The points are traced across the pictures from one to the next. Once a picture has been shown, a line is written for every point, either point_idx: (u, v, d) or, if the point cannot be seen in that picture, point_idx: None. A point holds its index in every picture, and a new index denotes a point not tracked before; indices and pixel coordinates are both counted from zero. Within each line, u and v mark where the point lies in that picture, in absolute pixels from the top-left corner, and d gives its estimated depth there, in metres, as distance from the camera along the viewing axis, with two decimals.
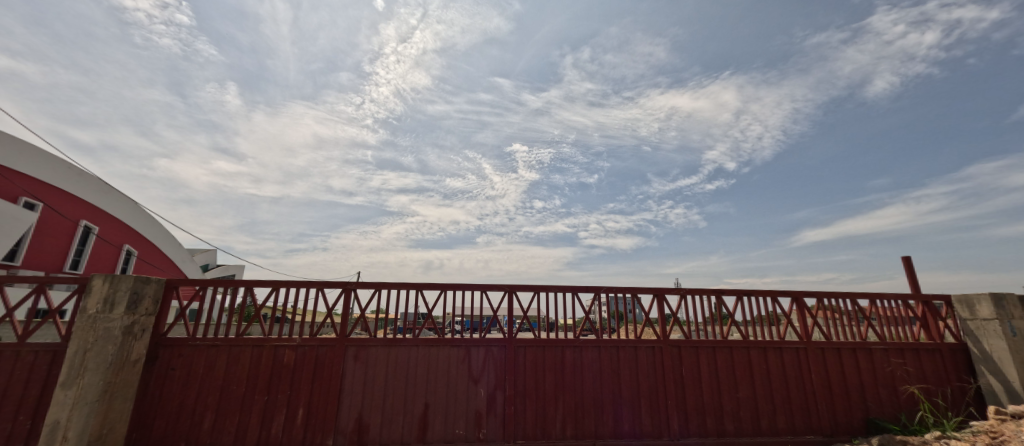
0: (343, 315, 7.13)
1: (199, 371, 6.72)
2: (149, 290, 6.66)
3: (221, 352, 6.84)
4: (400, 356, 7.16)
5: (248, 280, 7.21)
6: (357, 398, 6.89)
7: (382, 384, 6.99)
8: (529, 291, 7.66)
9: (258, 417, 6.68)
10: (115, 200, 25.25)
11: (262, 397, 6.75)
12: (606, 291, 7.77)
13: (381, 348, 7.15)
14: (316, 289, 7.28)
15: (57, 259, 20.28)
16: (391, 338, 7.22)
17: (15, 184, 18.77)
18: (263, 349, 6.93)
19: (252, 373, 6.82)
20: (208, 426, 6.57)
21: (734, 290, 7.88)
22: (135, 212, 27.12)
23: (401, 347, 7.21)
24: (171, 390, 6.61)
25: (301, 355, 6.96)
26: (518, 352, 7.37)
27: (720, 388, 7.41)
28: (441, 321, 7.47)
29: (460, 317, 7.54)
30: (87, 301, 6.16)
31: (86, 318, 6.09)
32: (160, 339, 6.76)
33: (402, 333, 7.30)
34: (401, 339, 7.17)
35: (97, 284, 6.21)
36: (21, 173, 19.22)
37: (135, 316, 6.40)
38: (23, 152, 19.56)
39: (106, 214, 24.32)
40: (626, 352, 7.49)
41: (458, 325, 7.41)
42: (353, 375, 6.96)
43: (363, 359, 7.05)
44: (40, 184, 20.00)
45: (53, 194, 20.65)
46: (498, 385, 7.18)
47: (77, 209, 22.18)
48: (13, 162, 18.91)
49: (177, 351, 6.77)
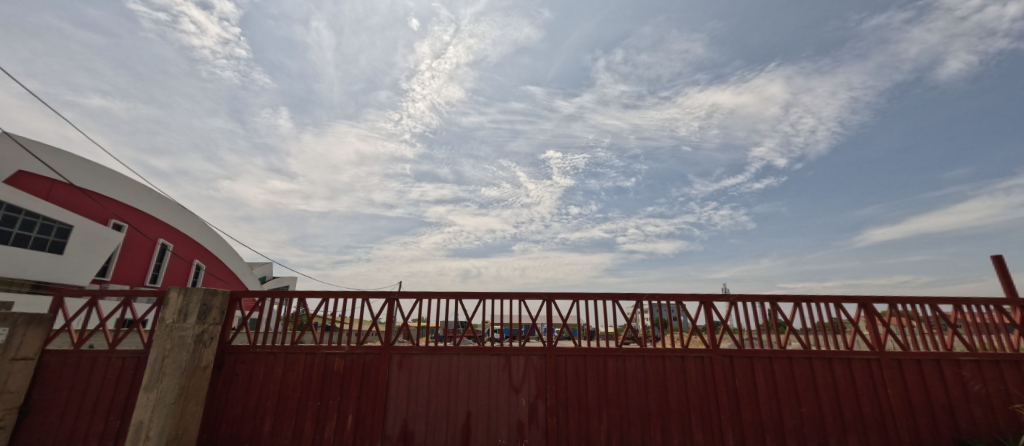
0: (387, 324, 7.39)
1: (260, 377, 7.21)
2: (216, 301, 7.25)
3: (277, 359, 7.29)
4: (442, 363, 7.32)
5: (301, 290, 7.65)
6: (402, 405, 7.10)
7: (425, 391, 7.17)
8: (567, 299, 7.60)
9: (312, 422, 7.04)
10: (189, 221, 27.89)
11: (316, 402, 7.11)
12: (648, 298, 7.55)
13: (424, 356, 7.33)
14: (362, 299, 7.61)
15: (139, 275, 22.58)
16: (433, 346, 7.39)
17: (105, 208, 21.26)
18: (315, 357, 7.32)
19: (306, 380, 7.22)
20: (268, 428, 7.01)
21: (791, 296, 7.38)
22: (205, 230, 29.78)
23: (442, 355, 7.35)
24: (234, 394, 7.14)
25: (349, 362, 7.29)
26: (559, 360, 7.31)
27: (780, 403, 6.95)
28: (480, 330, 7.51)
29: (499, 325, 7.58)
30: (165, 311, 6.79)
31: (163, 327, 6.71)
32: (225, 346, 7.35)
33: (443, 341, 7.41)
34: (442, 347, 7.33)
35: (173, 297, 6.83)
36: (110, 199, 21.74)
37: (204, 326, 6.96)
38: (111, 181, 22.11)
39: (180, 233, 26.83)
40: (674, 362, 7.21)
41: (497, 333, 7.45)
42: (398, 382, 7.19)
43: (407, 367, 7.27)
44: (126, 208, 22.56)
45: (137, 216, 23.18)
46: (539, 394, 7.14)
47: (158, 229, 24.77)
48: (103, 189, 21.44)
49: (240, 358, 7.30)
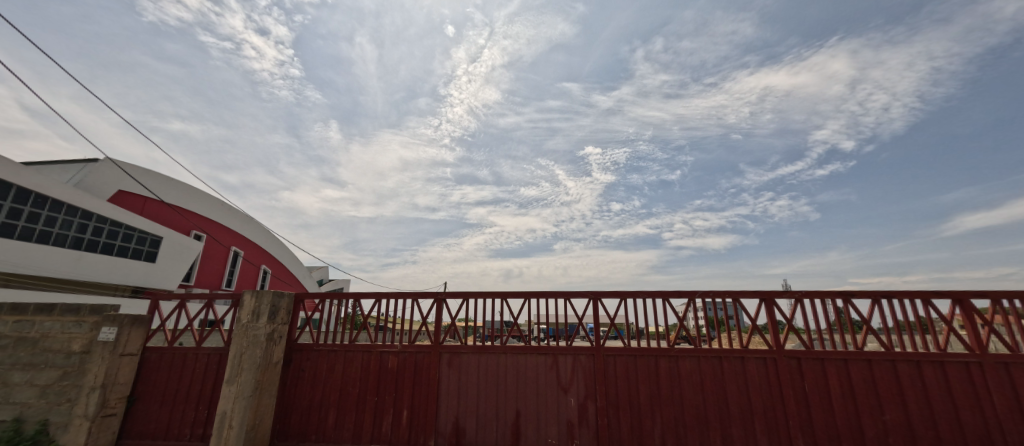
0: (435, 324, 7.63)
1: (323, 373, 7.71)
2: (283, 303, 7.84)
3: (338, 356, 7.77)
4: (490, 362, 7.44)
5: (356, 292, 8.09)
6: (453, 403, 7.30)
7: (475, 389, 7.32)
8: (615, 298, 7.44)
9: (371, 417, 7.42)
10: (258, 230, 30.48)
11: (373, 398, 7.49)
12: (702, 296, 7.21)
13: (472, 355, 7.49)
14: (412, 300, 7.90)
15: (213, 279, 25.00)
16: (481, 345, 7.55)
17: (188, 220, 23.96)
18: (371, 355, 7.71)
19: (363, 376, 7.63)
20: (331, 421, 7.48)
21: (866, 292, 6.75)
22: (271, 237, 32.37)
23: (490, 354, 7.48)
24: (301, 388, 7.70)
25: (403, 360, 7.61)
26: (608, 360, 7.17)
27: (857, 409, 6.38)
28: (526, 329, 7.59)
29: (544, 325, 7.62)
30: (241, 312, 7.43)
31: (240, 327, 7.35)
32: (291, 344, 7.93)
33: (490, 340, 7.54)
34: (489, 346, 7.46)
35: (246, 299, 7.46)
36: (192, 212, 24.42)
37: (274, 325, 7.55)
38: (194, 196, 24.78)
39: (250, 241, 29.38)
40: (733, 363, 6.83)
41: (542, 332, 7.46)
42: (448, 380, 7.40)
43: (457, 365, 7.47)
44: (205, 220, 25.28)
45: (214, 227, 25.88)
46: (589, 395, 7.06)
47: (233, 239, 27.44)
48: (187, 204, 24.14)
49: (305, 355, 7.85)
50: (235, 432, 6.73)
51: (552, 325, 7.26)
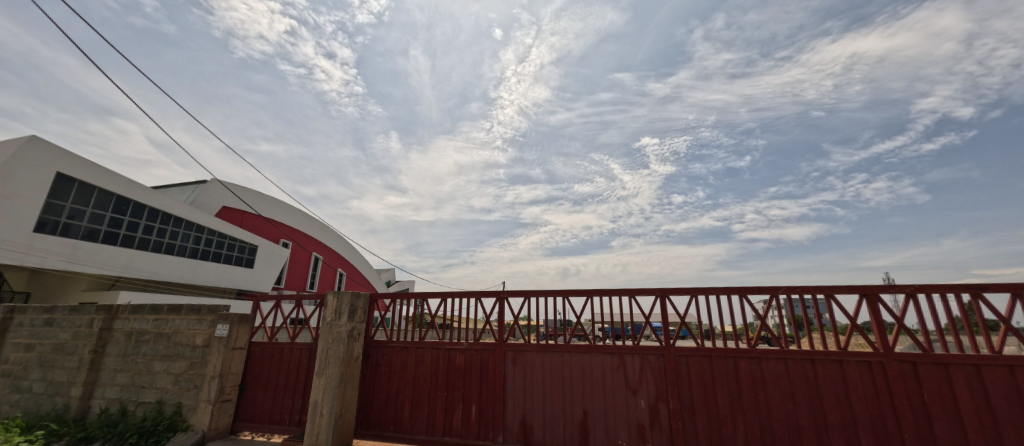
0: (499, 322, 7.76)
1: (397, 368, 8.19)
2: (360, 302, 8.44)
3: (410, 352, 8.20)
4: (554, 360, 7.40)
5: (422, 292, 8.46)
6: (520, 400, 7.36)
7: (540, 387, 7.32)
8: (684, 295, 7.03)
9: (442, 411, 7.72)
10: (334, 236, 33.42)
11: (443, 392, 7.80)
12: (787, 292, 6.53)
13: (536, 353, 7.51)
14: (476, 299, 8.09)
15: (298, 282, 28.64)
16: (544, 343, 7.54)
17: (277, 229, 27.93)
18: (440, 351, 8.03)
19: (434, 372, 7.97)
20: (406, 414, 7.91)
21: (1002, 285, 5.70)
22: (345, 242, 35.20)
23: (553, 352, 7.44)
24: (379, 382, 8.24)
25: (469, 357, 7.83)
26: (679, 361, 6.79)
27: (995, 424, 5.43)
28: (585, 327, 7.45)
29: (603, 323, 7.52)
30: (325, 311, 8.12)
31: (325, 324, 8.04)
32: (369, 341, 8.53)
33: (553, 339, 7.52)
34: (553, 344, 7.42)
35: (329, 299, 8.14)
36: (281, 223, 28.37)
37: (353, 323, 8.14)
38: (283, 208, 28.67)
39: (327, 247, 32.33)
40: (828, 367, 6.14)
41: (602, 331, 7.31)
42: (513, 378, 7.48)
43: (522, 363, 7.52)
44: (293, 229, 29.25)
45: (300, 235, 29.72)
46: (660, 396, 6.74)
47: (314, 245, 31.05)
48: (277, 215, 28.11)
49: (381, 351, 8.41)
50: (326, 420, 7.36)
51: (615, 324, 7.08)
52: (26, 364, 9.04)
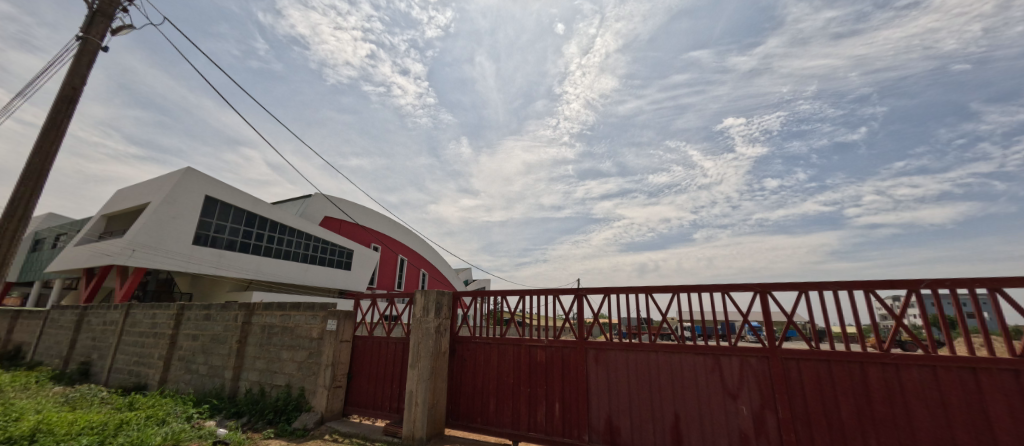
0: (579, 320, 7.62)
1: (481, 363, 8.50)
2: (444, 300, 8.87)
3: (492, 348, 8.45)
4: (640, 360, 7.07)
5: (500, 290, 8.60)
6: (605, 400, 7.17)
7: (626, 388, 7.05)
8: (793, 289, 6.05)
9: (526, 407, 7.83)
10: (417, 238, 35.83)
11: (526, 388, 7.90)
12: (932, 285, 5.36)
13: (619, 353, 7.26)
14: (554, 296, 8.02)
15: (388, 283, 31.41)
16: (628, 342, 7.24)
17: (368, 234, 30.72)
18: (521, 348, 8.15)
19: (516, 368, 8.11)
20: (492, 407, 8.16)
21: None
22: (426, 244, 37.53)
23: (638, 351, 7.11)
24: (465, 376, 8.62)
25: (550, 354, 7.84)
26: (789, 365, 6.07)
27: None
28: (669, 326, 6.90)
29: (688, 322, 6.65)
30: (415, 308, 8.70)
31: (415, 320, 8.62)
32: (454, 336, 8.94)
33: (637, 337, 7.18)
34: (638, 343, 7.09)
35: (418, 297, 8.69)
36: (371, 228, 31.10)
37: (440, 319, 8.60)
38: (373, 215, 31.42)
39: (411, 249, 34.79)
40: (996, 378, 5.02)
41: (689, 331, 6.72)
42: (597, 376, 7.32)
43: (605, 362, 7.32)
44: (383, 234, 31.97)
45: (388, 238, 32.37)
46: (766, 404, 6.10)
47: (400, 247, 33.57)
48: (368, 222, 30.89)
49: (466, 346, 8.77)
50: (420, 409, 7.89)
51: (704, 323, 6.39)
52: (193, 350, 11.08)
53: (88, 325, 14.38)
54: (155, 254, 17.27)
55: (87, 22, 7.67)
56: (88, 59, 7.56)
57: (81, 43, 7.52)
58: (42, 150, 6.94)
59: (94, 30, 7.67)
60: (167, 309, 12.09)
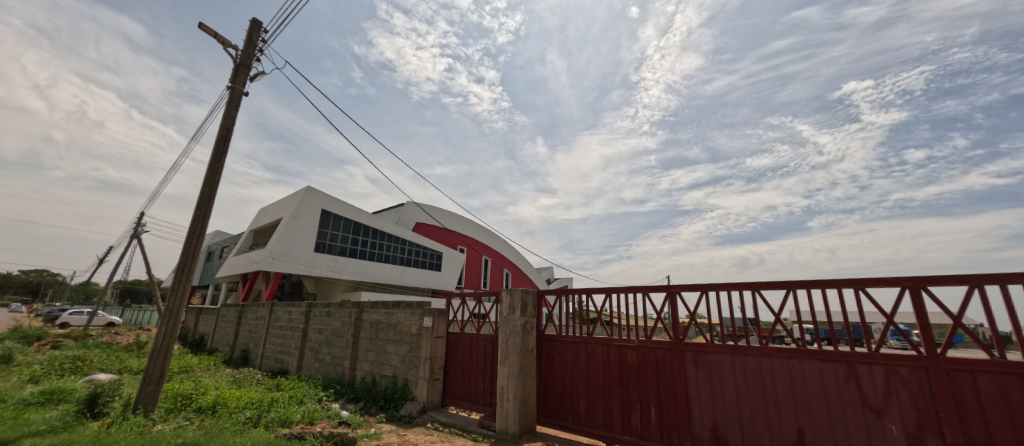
0: (673, 319, 7.18)
1: (569, 363, 8.50)
2: (529, 298, 9.00)
3: (580, 347, 8.40)
4: (749, 365, 6.38)
5: (585, 288, 8.49)
6: (708, 406, 6.65)
7: (734, 395, 6.43)
8: (964, 284, 4.68)
9: (619, 409, 7.64)
10: (499, 239, 37.06)
11: (618, 390, 7.70)
12: None
13: (723, 356, 6.66)
14: (643, 294, 7.61)
15: (474, 282, 33.02)
16: (732, 344, 6.60)
17: (455, 237, 32.60)
18: (610, 348, 7.95)
19: (606, 368, 7.95)
20: (583, 407, 8.12)
21: None
22: (508, 244, 38.61)
23: (746, 355, 6.43)
24: (554, 374, 8.69)
25: (642, 355, 7.53)
26: (957, 378, 4.88)
27: None
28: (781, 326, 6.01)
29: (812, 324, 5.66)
30: (502, 307, 9.01)
31: (503, 318, 8.94)
32: (541, 334, 9.07)
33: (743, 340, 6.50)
34: (745, 346, 6.41)
35: (504, 296, 8.99)
36: (457, 231, 32.95)
37: (526, 318, 8.77)
38: (458, 218, 33.24)
39: (494, 249, 36.11)
40: None
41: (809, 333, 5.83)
42: (697, 381, 6.81)
43: (705, 365, 6.78)
44: (468, 236, 33.66)
45: (472, 240, 33.99)
46: (926, 425, 4.99)
47: (484, 248, 35.01)
48: (454, 225, 32.76)
49: (553, 344, 8.85)
50: (512, 404, 8.16)
51: (824, 326, 5.52)
52: (319, 342, 12.89)
53: (245, 320, 17.59)
54: (288, 260, 20.35)
55: (234, 73, 9.40)
56: (236, 103, 9.26)
57: (231, 91, 9.25)
58: (210, 179, 8.68)
59: (238, 80, 9.37)
60: (298, 307, 14.24)
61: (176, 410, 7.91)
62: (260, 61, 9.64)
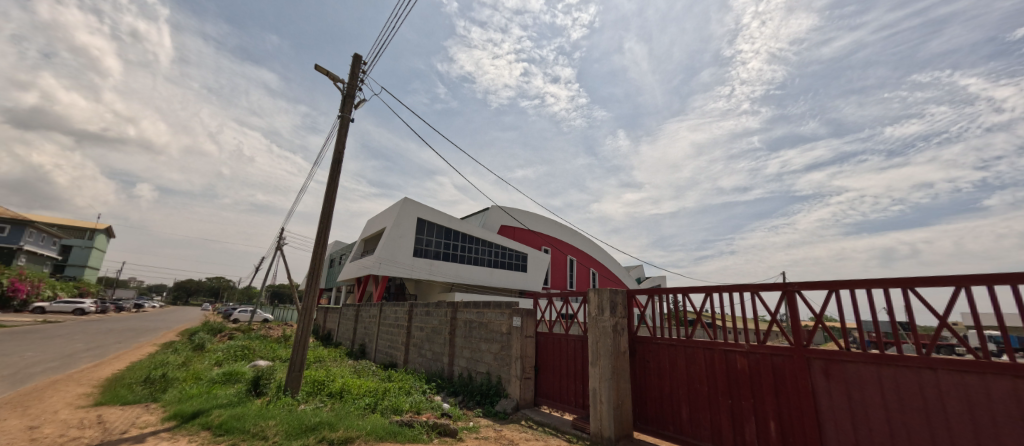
0: (791, 322, 6.32)
1: (667, 367, 8.04)
2: (619, 298, 8.67)
3: (678, 350, 7.88)
4: (903, 379, 5.16)
5: (680, 287, 7.96)
6: (847, 428, 5.56)
7: (884, 416, 5.26)
8: None
9: (729, 421, 6.94)
10: (584, 238, 36.53)
11: (727, 400, 7.01)
12: None
13: (866, 367, 5.48)
14: (752, 293, 6.68)
15: (560, 282, 33.05)
16: (879, 354, 5.36)
17: (539, 238, 32.98)
18: (714, 352, 7.33)
19: (711, 374, 7.33)
20: (686, 416, 7.59)
21: None
22: (594, 243, 37.84)
23: (898, 367, 5.22)
24: (651, 379, 8.29)
25: (754, 362, 6.74)
26: None
27: None
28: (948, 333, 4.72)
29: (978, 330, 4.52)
30: (591, 307, 8.88)
31: (592, 319, 8.79)
32: (634, 336, 8.73)
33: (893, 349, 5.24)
34: (896, 357, 5.19)
35: (592, 296, 8.85)
36: (541, 232, 33.31)
37: (616, 318, 8.49)
38: (541, 219, 33.54)
39: (579, 249, 35.70)
40: None
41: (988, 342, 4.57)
42: (830, 395, 5.78)
43: (839, 377, 5.72)
44: (552, 236, 33.81)
45: (557, 240, 34.06)
46: None
47: (568, 248, 34.82)
48: (538, 226, 33.16)
49: (647, 347, 8.46)
50: (605, 407, 7.99)
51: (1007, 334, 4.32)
52: (421, 338, 14.06)
53: (361, 318, 20.00)
54: (392, 265, 22.59)
55: (342, 104, 10.77)
56: (345, 130, 10.61)
57: (340, 120, 10.62)
58: (329, 197, 10.06)
59: (346, 109, 10.71)
60: (403, 306, 15.75)
61: (314, 393, 9.33)
62: (362, 90, 10.91)
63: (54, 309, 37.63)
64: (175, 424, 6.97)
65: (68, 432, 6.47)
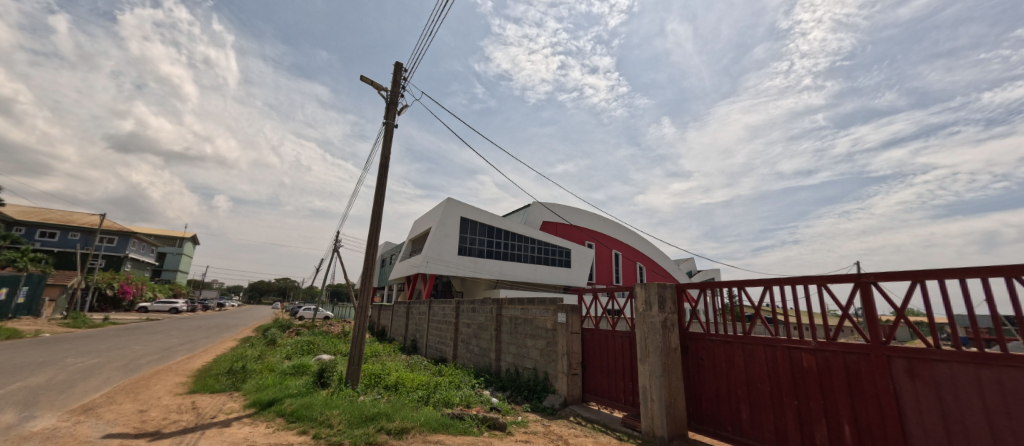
0: (866, 317, 5.82)
1: (723, 364, 7.72)
2: (668, 293, 8.41)
3: (735, 348, 7.55)
4: (1006, 383, 4.61)
5: (734, 281, 7.60)
6: (936, 435, 5.08)
7: (984, 422, 4.74)
8: None
9: (796, 423, 6.54)
10: (629, 232, 35.64)
11: (793, 401, 6.61)
12: None
13: (962, 367, 4.95)
14: (818, 285, 6.24)
15: (606, 278, 32.53)
16: (976, 352, 4.82)
17: (582, 233, 32.60)
18: (776, 350, 6.93)
19: (773, 374, 6.94)
20: (746, 417, 7.25)
21: None
22: (640, 237, 36.80)
23: (1000, 370, 4.65)
24: (706, 377, 7.99)
25: (824, 361, 6.30)
26: None
27: None
28: None
29: None
30: (638, 302, 8.69)
31: (640, 314, 8.61)
32: (685, 332, 8.45)
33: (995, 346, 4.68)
34: (998, 355, 4.63)
35: (639, 291, 8.65)
36: (584, 227, 32.90)
37: (665, 314, 8.26)
38: (584, 214, 33.11)
39: (624, 243, 34.89)
40: None
41: None
42: (915, 398, 5.30)
43: (927, 379, 5.21)
44: (595, 231, 33.29)
45: (600, 235, 33.52)
46: None
47: (613, 242, 34.12)
48: (580, 221, 32.79)
49: (700, 343, 8.17)
50: (657, 405, 7.82)
51: None
52: (468, 334, 14.45)
53: (411, 314, 20.90)
54: (438, 263, 23.35)
55: (386, 111, 11.31)
56: (390, 136, 11.11)
57: (385, 127, 11.13)
58: (377, 200, 10.62)
59: (390, 115, 11.23)
60: (450, 303, 16.28)
61: (373, 385, 9.93)
62: (404, 96, 11.37)
63: (153, 308, 43.02)
64: (254, 411, 7.75)
65: (170, 415, 7.41)
